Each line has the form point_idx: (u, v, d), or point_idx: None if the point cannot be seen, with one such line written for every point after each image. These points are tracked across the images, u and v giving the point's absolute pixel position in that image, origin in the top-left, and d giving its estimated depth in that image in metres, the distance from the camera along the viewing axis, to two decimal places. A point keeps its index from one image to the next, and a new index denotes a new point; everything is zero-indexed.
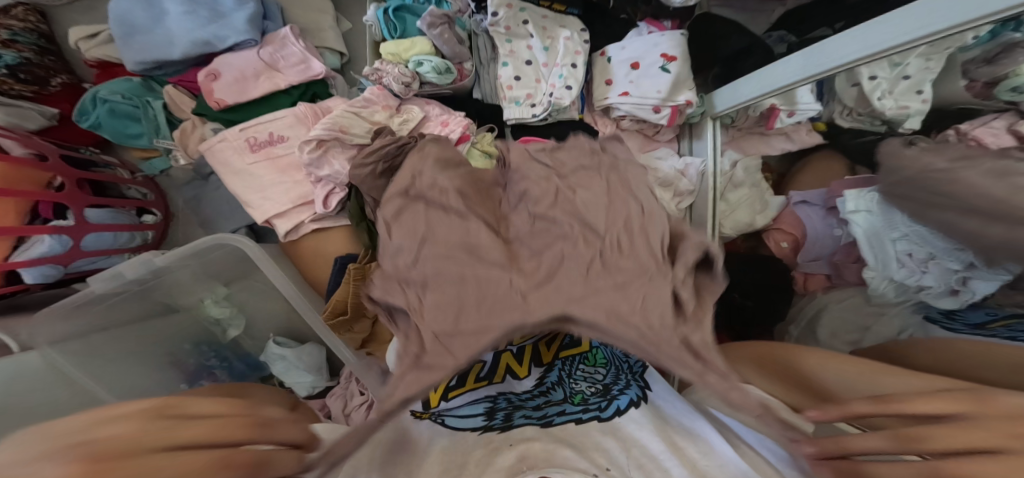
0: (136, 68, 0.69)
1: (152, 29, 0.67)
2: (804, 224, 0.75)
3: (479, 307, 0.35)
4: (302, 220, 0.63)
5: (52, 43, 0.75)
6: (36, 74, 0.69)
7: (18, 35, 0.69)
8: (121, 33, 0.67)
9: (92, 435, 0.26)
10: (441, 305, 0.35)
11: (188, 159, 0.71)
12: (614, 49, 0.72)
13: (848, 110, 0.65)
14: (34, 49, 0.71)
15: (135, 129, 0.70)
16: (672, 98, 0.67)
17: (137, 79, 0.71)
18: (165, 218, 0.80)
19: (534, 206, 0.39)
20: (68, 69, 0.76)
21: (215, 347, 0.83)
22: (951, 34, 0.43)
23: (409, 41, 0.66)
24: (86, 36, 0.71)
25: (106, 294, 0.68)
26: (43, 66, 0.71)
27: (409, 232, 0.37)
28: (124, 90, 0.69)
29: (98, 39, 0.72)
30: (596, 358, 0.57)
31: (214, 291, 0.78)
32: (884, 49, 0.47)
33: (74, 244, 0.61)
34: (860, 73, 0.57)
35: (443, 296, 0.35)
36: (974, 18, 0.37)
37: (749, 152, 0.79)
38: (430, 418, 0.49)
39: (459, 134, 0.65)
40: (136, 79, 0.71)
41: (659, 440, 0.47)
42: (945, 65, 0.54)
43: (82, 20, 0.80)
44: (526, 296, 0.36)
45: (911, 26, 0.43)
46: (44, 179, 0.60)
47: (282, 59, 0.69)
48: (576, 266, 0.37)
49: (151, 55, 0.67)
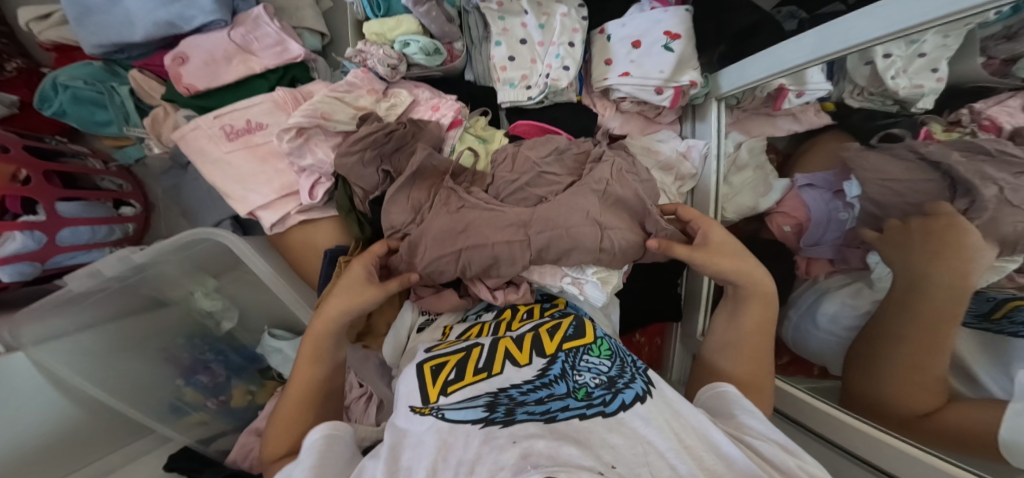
0: (95, 51, 0.64)
1: (110, 7, 0.62)
2: (808, 207, 0.70)
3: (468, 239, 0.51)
4: (288, 212, 0.60)
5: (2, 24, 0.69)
6: None
7: None
8: (76, 12, 0.61)
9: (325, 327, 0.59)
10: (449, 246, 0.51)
11: (163, 148, 0.67)
12: (613, 26, 0.67)
13: (860, 89, 0.62)
14: None
15: (103, 116, 0.67)
16: (676, 79, 0.64)
17: (98, 63, 0.67)
18: (145, 210, 0.77)
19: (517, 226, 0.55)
20: (21, 53, 0.71)
21: (209, 341, 0.81)
22: (979, 11, 0.39)
23: (395, 20, 0.61)
24: (37, 17, 0.66)
25: (88, 291, 0.66)
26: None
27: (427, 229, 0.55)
28: (86, 76, 0.65)
29: (52, 20, 0.66)
30: (600, 350, 0.56)
31: (203, 284, 0.75)
32: (906, 28, 0.43)
33: (48, 240, 0.59)
34: (874, 51, 0.53)
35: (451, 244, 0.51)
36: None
37: (753, 133, 0.75)
38: (431, 414, 0.48)
39: (451, 120, 0.62)
40: (98, 63, 0.67)
41: (666, 438, 0.45)
42: (963, 43, 0.51)
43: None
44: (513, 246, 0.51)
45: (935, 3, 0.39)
46: (10, 172, 0.57)
47: (256, 40, 0.64)
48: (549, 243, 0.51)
49: (114, 37, 0.63)
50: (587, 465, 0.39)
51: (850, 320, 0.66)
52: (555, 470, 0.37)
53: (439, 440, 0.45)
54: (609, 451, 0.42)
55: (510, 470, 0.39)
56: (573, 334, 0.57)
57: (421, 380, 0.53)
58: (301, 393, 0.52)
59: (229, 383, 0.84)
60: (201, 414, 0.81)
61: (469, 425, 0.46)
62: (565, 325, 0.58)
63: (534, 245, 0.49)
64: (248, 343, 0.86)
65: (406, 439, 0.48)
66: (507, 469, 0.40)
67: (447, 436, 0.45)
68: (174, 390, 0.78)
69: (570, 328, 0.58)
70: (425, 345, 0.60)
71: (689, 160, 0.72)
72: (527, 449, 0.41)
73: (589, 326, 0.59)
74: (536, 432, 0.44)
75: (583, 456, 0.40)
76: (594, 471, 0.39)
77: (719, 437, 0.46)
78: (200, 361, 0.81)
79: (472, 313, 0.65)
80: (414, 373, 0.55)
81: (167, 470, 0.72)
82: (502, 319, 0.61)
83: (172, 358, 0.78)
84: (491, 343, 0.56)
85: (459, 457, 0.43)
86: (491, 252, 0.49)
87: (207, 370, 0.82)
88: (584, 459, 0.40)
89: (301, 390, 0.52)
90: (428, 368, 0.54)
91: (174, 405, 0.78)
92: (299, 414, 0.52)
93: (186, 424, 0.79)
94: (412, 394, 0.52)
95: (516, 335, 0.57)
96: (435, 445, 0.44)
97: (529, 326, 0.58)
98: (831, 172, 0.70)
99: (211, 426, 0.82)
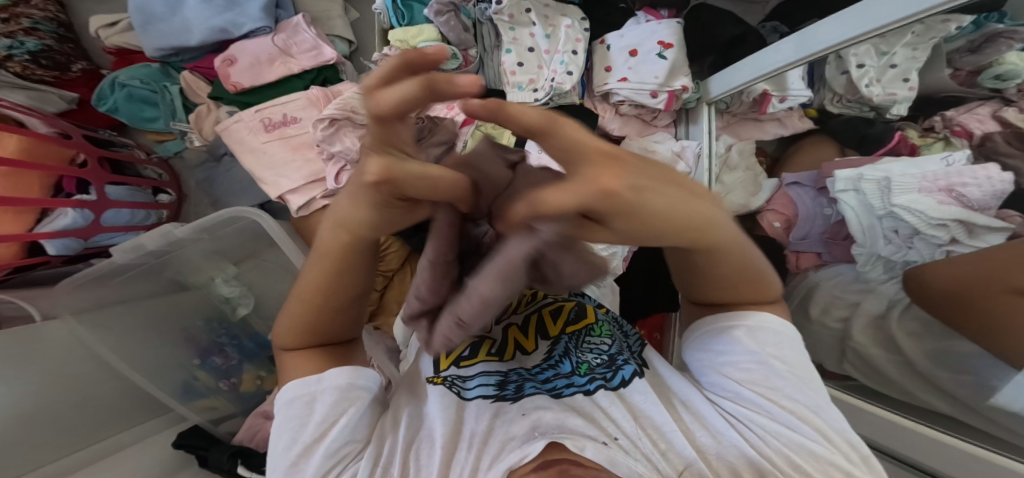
0: (155, 54, 0.72)
1: (170, 15, 0.70)
2: (795, 203, 0.74)
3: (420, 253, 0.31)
4: (314, 197, 0.65)
5: (71, 31, 0.77)
6: (57, 60, 0.73)
7: (40, 23, 0.71)
8: (140, 22, 0.69)
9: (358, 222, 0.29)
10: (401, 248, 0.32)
11: (202, 141, 0.73)
12: (613, 37, 0.74)
13: (838, 96, 0.68)
14: (55, 37, 0.73)
15: (152, 113, 0.73)
16: (669, 84, 0.71)
17: (155, 65, 0.75)
18: (178, 199, 0.82)
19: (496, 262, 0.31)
20: (85, 56, 0.79)
21: (225, 325, 0.85)
22: (934, 14, 0.45)
23: (417, 28, 0.69)
24: (105, 25, 0.75)
25: (124, 266, 0.70)
26: (64, 52, 0.74)
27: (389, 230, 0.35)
28: (142, 76, 0.72)
29: (118, 27, 0.75)
30: (601, 330, 0.57)
31: (224, 270, 0.80)
32: (873, 29, 0.49)
33: (95, 219, 0.64)
34: (848, 61, 0.59)
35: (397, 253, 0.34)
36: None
37: (743, 137, 0.80)
38: (444, 384, 0.51)
39: (464, 117, 0.68)
40: (154, 65, 0.74)
41: (663, 412, 0.47)
42: (930, 54, 0.59)
43: (99, 10, 0.83)
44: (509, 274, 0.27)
45: (892, 11, 0.46)
46: (69, 155, 0.63)
47: (295, 44, 0.72)
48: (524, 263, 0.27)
49: (172, 41, 0.71)
50: (592, 435, 0.43)
51: (840, 311, 0.69)
52: (560, 437, 0.42)
53: (449, 413, 0.48)
54: (611, 424, 0.46)
55: (521, 440, 0.43)
56: (575, 315, 0.57)
57: (434, 353, 0.54)
58: (314, 310, 0.38)
59: (241, 367, 0.86)
60: (211, 399, 0.83)
61: (481, 400, 0.49)
62: (567, 308, 0.58)
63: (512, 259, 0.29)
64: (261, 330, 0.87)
65: (419, 411, 0.50)
66: (517, 439, 0.44)
67: (459, 409, 0.48)
68: (190, 371, 0.80)
69: (572, 312, 0.57)
70: None
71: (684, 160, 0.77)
72: (536, 421, 0.45)
73: (591, 309, 0.59)
74: (544, 405, 0.48)
75: (588, 427, 0.44)
76: (598, 440, 0.42)
77: (703, 407, 0.49)
78: (216, 344, 0.84)
79: None
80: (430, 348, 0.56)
81: (177, 447, 0.75)
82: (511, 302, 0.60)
83: (191, 339, 0.81)
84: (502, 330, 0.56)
85: (471, 430, 0.46)
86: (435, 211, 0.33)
87: (221, 353, 0.84)
88: (589, 429, 0.44)
89: (312, 307, 0.38)
90: (442, 344, 0.55)
91: (188, 386, 0.80)
92: (311, 330, 0.40)
93: (198, 407, 0.80)
94: (426, 368, 0.54)
95: (522, 320, 0.56)
96: (448, 417, 0.47)
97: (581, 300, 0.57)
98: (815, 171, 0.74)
99: (221, 410, 0.84)
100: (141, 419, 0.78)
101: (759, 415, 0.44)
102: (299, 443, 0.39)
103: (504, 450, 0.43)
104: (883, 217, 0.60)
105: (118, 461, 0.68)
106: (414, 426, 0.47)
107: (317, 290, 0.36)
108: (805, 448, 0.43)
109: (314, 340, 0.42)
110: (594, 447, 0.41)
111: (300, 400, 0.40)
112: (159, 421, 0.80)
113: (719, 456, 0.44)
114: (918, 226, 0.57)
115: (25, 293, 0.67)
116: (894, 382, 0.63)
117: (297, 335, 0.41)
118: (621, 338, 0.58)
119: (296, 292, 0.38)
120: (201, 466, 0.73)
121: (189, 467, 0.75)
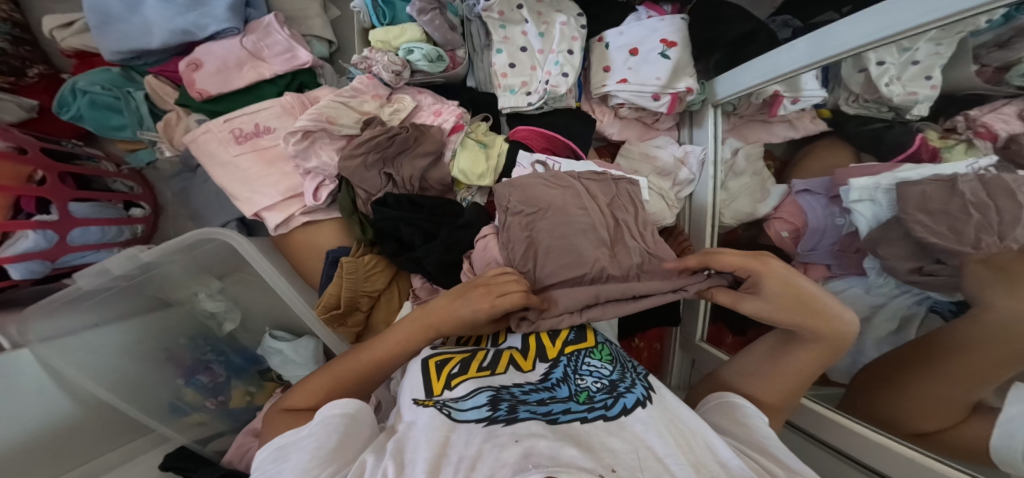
0: (114, 58, 0.66)
1: (130, 16, 0.65)
2: (806, 213, 0.69)
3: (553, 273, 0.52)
4: (292, 213, 0.61)
5: (27, 33, 0.71)
6: (12, 65, 0.67)
7: None
8: (96, 21, 0.64)
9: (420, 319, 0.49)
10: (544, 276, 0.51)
11: (174, 151, 0.69)
12: (612, 35, 0.70)
13: (854, 96, 0.63)
14: (8, 39, 0.67)
15: (118, 121, 0.69)
16: (672, 86, 0.66)
17: (116, 69, 0.69)
18: (154, 212, 0.78)
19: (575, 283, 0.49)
20: (44, 59, 0.74)
21: (211, 341, 0.83)
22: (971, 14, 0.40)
23: (400, 28, 0.64)
24: (60, 25, 0.69)
25: (95, 289, 0.66)
26: (18, 56, 0.68)
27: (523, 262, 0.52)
28: (104, 82, 0.67)
29: (75, 28, 0.69)
30: (601, 354, 0.55)
31: (207, 285, 0.77)
32: (897, 32, 0.44)
33: (60, 239, 0.60)
34: (867, 58, 0.54)
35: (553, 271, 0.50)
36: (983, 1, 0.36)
37: (750, 140, 0.76)
38: (435, 406, 0.48)
39: (453, 124, 0.63)
40: (115, 69, 0.69)
41: (666, 441, 0.43)
42: (955, 50, 0.52)
43: (59, 9, 0.78)
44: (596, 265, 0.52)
45: (922, 9, 0.41)
46: (26, 173, 0.58)
47: (267, 47, 0.67)
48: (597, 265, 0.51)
49: (133, 44, 0.65)
50: (587, 466, 0.38)
51: None
52: (556, 470, 0.37)
53: (438, 435, 0.44)
54: (608, 454, 0.41)
55: (511, 469, 0.39)
56: (574, 338, 0.56)
57: (425, 372, 0.52)
58: (335, 387, 0.49)
59: (229, 384, 0.86)
60: (198, 416, 0.81)
61: (473, 424, 0.45)
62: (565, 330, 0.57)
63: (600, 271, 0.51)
64: (249, 345, 0.88)
65: (405, 442, 0.45)
66: (508, 467, 0.39)
67: (449, 432, 0.44)
68: (175, 390, 0.78)
69: (571, 333, 0.57)
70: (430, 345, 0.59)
71: (686, 166, 0.74)
72: (528, 448, 0.41)
73: (590, 332, 0.58)
74: (539, 432, 0.43)
75: (584, 458, 0.40)
76: (594, 473, 0.38)
77: (717, 440, 0.45)
78: (202, 361, 0.82)
79: None
80: (419, 367, 0.53)
81: (162, 470, 0.72)
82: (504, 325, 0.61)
83: (175, 358, 0.79)
84: (495, 352, 0.56)
85: (459, 454, 0.41)
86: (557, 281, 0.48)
87: (208, 371, 0.83)
88: (583, 460, 0.39)
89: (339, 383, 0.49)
90: (433, 363, 0.53)
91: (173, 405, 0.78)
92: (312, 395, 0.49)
93: (184, 424, 0.79)
94: (416, 388, 0.51)
95: (520, 344, 0.56)
96: (435, 440, 0.43)
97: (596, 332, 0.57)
98: (827, 178, 0.70)
99: (209, 426, 0.82)
100: (126, 440, 0.76)
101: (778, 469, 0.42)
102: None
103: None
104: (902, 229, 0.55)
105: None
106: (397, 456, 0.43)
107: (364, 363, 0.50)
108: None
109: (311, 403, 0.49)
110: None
111: (275, 452, 0.42)
112: (147, 441, 0.78)
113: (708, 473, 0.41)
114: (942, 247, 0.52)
115: None
116: None
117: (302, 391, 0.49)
118: (622, 363, 0.56)
119: (352, 358, 0.51)
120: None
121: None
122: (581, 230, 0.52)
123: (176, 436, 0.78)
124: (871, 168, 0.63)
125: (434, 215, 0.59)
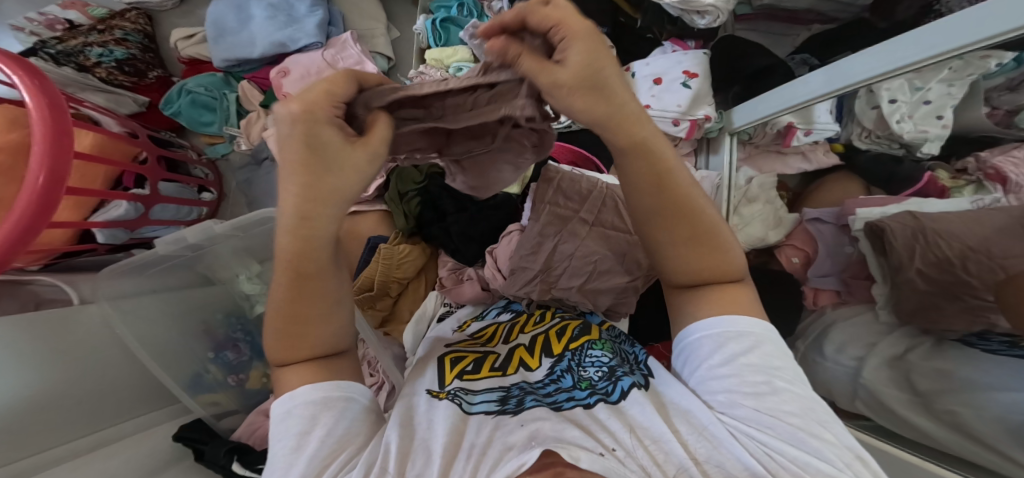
0: (221, 64, 0.79)
1: (239, 30, 0.78)
2: (816, 239, 0.75)
3: (586, 224, 0.60)
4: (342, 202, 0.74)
5: (154, 43, 0.86)
6: (138, 68, 0.81)
7: (129, 35, 0.81)
8: (214, 34, 0.77)
9: (309, 217, 0.34)
10: (584, 232, 0.60)
11: (248, 145, 0.81)
12: (637, 65, 0.77)
13: (867, 131, 0.68)
14: (139, 47, 0.82)
15: (208, 118, 0.79)
16: (692, 113, 0.73)
17: (220, 74, 0.82)
18: (219, 197, 0.88)
19: (581, 227, 0.60)
20: (161, 64, 0.87)
21: (241, 320, 0.88)
22: (979, 51, 0.44)
23: (451, 50, 0.78)
24: (185, 37, 0.82)
25: (148, 263, 0.73)
26: (145, 61, 0.83)
27: (557, 219, 0.60)
28: (208, 84, 0.79)
29: (194, 39, 0.83)
30: (604, 346, 0.54)
31: (248, 268, 0.85)
32: (912, 64, 0.48)
33: (145, 212, 0.68)
34: (880, 95, 0.59)
35: (593, 235, 0.60)
36: (996, 34, 0.39)
37: (764, 169, 0.81)
38: (447, 398, 0.48)
39: None
40: (219, 75, 0.82)
41: (662, 422, 0.42)
42: (966, 93, 0.56)
43: (180, 23, 0.92)
44: (621, 236, 0.60)
45: (934, 42, 0.45)
46: (133, 153, 0.68)
47: (341, 60, 0.77)
48: (608, 214, 0.61)
49: (238, 54, 0.77)
50: (588, 445, 0.39)
51: (855, 350, 0.69)
52: (555, 445, 0.39)
53: (454, 423, 0.44)
54: (608, 435, 0.42)
55: (517, 449, 0.39)
56: (580, 333, 0.55)
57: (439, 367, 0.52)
58: (295, 321, 0.39)
59: (251, 363, 0.88)
60: (217, 393, 0.83)
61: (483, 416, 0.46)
62: (572, 326, 0.57)
63: (596, 212, 0.61)
64: None
65: (413, 418, 0.45)
66: (515, 448, 0.40)
67: (460, 422, 0.44)
68: (203, 363, 0.82)
69: (577, 329, 0.56)
70: (443, 339, 0.60)
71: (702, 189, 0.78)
72: (534, 431, 0.41)
73: (596, 327, 0.57)
74: (544, 416, 0.44)
75: (586, 438, 0.40)
76: (594, 451, 0.39)
77: (706, 418, 0.42)
78: (231, 339, 0.86)
79: (491, 311, 0.65)
80: (435, 364, 0.54)
81: (178, 440, 0.75)
82: (517, 322, 0.60)
83: (209, 332, 0.84)
84: (506, 350, 0.55)
85: (471, 442, 0.42)
86: (575, 220, 0.60)
87: (234, 348, 0.86)
88: (586, 439, 0.40)
89: (296, 317, 0.39)
90: (446, 359, 0.54)
91: (198, 378, 0.81)
92: (295, 346, 0.41)
93: (205, 400, 0.82)
94: (422, 381, 0.51)
95: (528, 341, 0.56)
96: (450, 425, 0.44)
97: (600, 318, 0.61)
98: (837, 208, 0.73)
99: (223, 405, 0.84)
100: (147, 409, 0.78)
101: (782, 442, 0.38)
102: (285, 454, 0.37)
103: (499, 460, 0.39)
104: (869, 253, 0.67)
105: (125, 446, 0.69)
106: (407, 434, 0.43)
107: (298, 289, 0.38)
108: (813, 466, 0.36)
109: (308, 354, 0.41)
110: (590, 457, 0.37)
111: (280, 415, 0.40)
112: (163, 413, 0.80)
113: (718, 469, 0.38)
114: (875, 271, 0.67)
115: (71, 276, 0.73)
116: (915, 425, 0.61)
117: (278, 340, 0.41)
118: (625, 357, 0.54)
119: (289, 288, 0.38)
120: (199, 460, 0.73)
121: (184, 461, 0.74)
122: (581, 200, 0.61)
123: (194, 409, 0.80)
124: (868, 203, 0.68)
125: (473, 199, 0.71)
